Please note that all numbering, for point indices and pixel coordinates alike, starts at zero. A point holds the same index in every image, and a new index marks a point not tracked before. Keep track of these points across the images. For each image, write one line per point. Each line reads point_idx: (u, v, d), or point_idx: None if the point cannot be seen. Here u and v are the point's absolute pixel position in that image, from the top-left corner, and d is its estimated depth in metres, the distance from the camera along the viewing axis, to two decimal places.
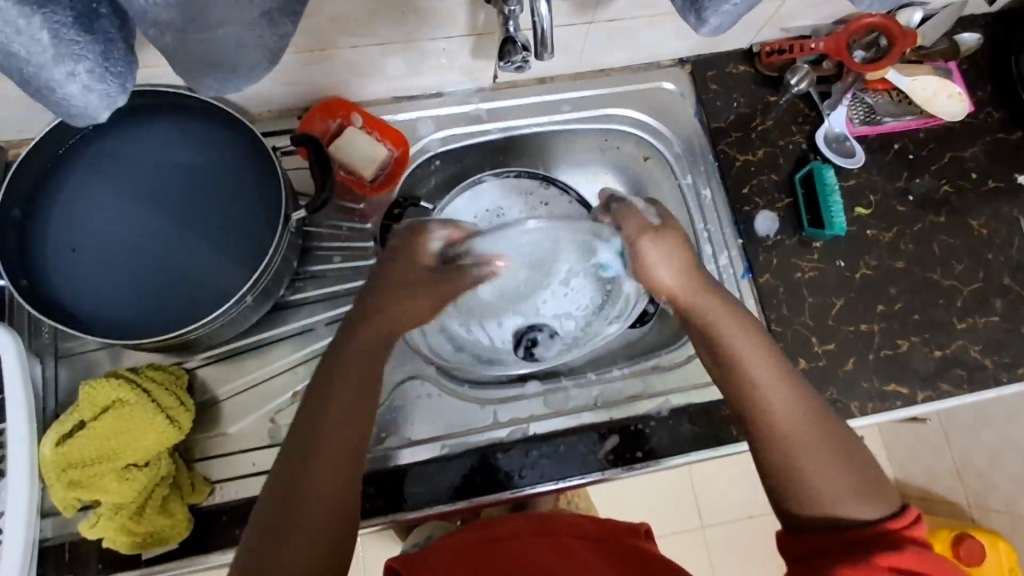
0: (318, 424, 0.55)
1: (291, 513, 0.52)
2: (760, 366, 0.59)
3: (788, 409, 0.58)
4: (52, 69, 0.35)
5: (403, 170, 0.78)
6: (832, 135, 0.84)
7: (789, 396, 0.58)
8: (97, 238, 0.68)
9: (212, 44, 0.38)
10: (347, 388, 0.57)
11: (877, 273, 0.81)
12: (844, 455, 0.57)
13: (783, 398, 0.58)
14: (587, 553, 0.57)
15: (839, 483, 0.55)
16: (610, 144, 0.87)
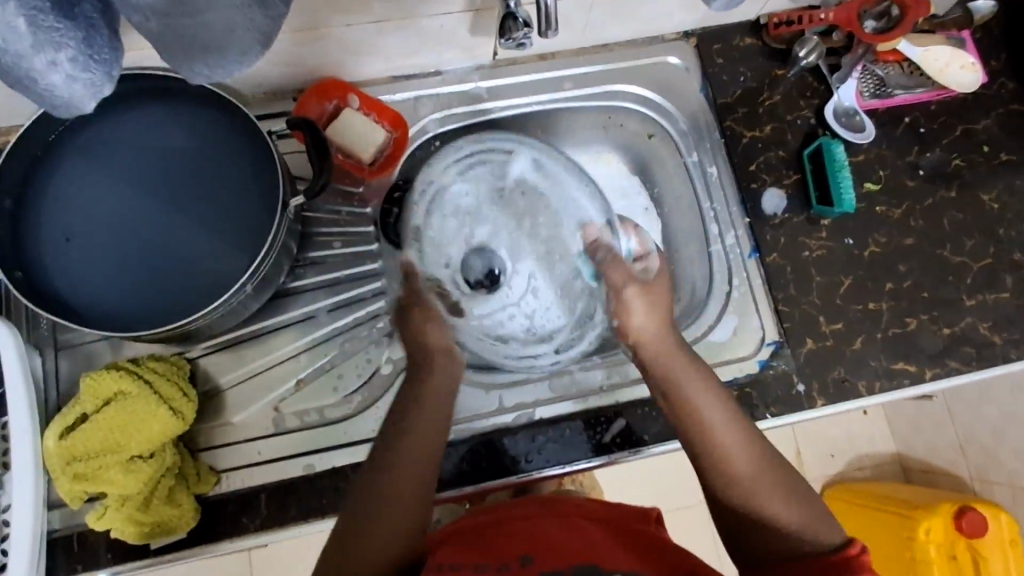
0: (396, 453, 0.60)
1: (381, 495, 0.58)
2: (718, 418, 0.62)
3: (747, 461, 0.60)
4: (33, 59, 0.33)
5: (401, 153, 0.76)
6: (841, 109, 0.82)
7: (744, 442, 0.61)
8: (91, 226, 0.67)
9: (200, 28, 0.36)
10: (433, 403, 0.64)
11: (886, 251, 0.80)
12: (790, 494, 0.59)
13: (735, 441, 0.61)
14: (595, 532, 0.57)
15: (786, 519, 0.57)
16: (614, 121, 0.86)
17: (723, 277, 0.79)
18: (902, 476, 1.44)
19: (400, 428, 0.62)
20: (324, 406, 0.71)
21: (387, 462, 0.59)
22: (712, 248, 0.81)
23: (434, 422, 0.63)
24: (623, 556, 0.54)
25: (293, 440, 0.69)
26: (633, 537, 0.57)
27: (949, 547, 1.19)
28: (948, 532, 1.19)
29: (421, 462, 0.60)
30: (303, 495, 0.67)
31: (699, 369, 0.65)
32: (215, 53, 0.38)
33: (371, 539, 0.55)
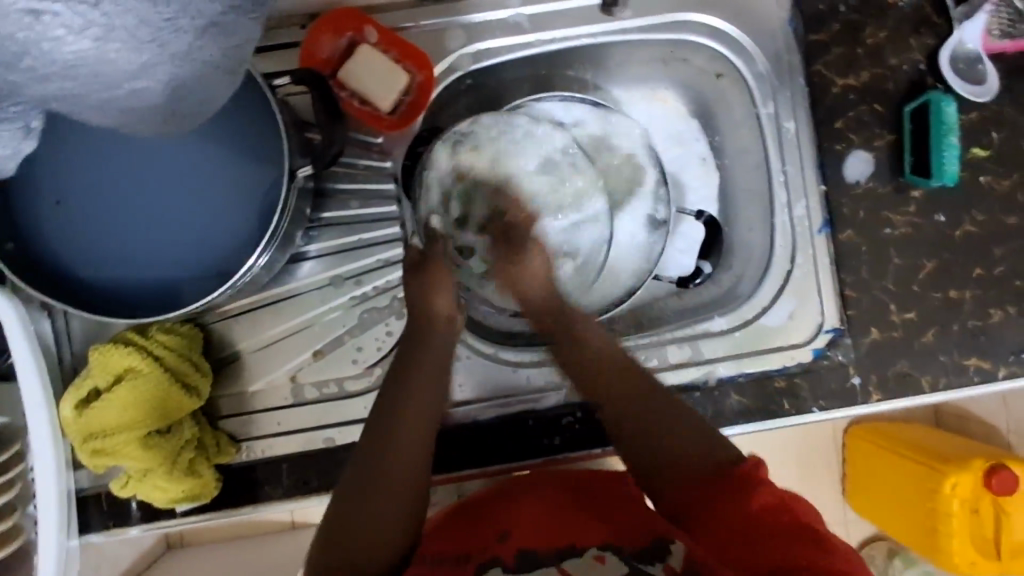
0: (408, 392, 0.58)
1: (389, 452, 0.54)
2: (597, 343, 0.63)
3: (626, 382, 0.60)
4: None
5: (428, 98, 0.65)
6: (960, 53, 0.67)
7: (610, 359, 0.62)
8: (82, 185, 0.60)
9: (128, 97, 0.35)
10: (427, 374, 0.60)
11: (983, 229, 0.68)
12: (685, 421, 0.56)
13: (610, 368, 0.61)
14: (570, 506, 0.59)
15: (661, 443, 0.55)
16: (677, 56, 0.73)
17: (785, 252, 0.70)
18: (931, 420, 1.09)
19: (403, 373, 0.59)
20: (344, 377, 0.68)
21: (398, 414, 0.56)
22: (777, 218, 0.71)
23: (437, 386, 0.60)
24: (595, 531, 0.55)
25: (314, 411, 0.67)
26: (615, 506, 0.59)
27: (973, 502, 0.97)
28: (974, 491, 0.97)
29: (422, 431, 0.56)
30: (324, 467, 0.66)
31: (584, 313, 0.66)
32: (189, 109, 0.39)
33: (387, 505, 0.52)
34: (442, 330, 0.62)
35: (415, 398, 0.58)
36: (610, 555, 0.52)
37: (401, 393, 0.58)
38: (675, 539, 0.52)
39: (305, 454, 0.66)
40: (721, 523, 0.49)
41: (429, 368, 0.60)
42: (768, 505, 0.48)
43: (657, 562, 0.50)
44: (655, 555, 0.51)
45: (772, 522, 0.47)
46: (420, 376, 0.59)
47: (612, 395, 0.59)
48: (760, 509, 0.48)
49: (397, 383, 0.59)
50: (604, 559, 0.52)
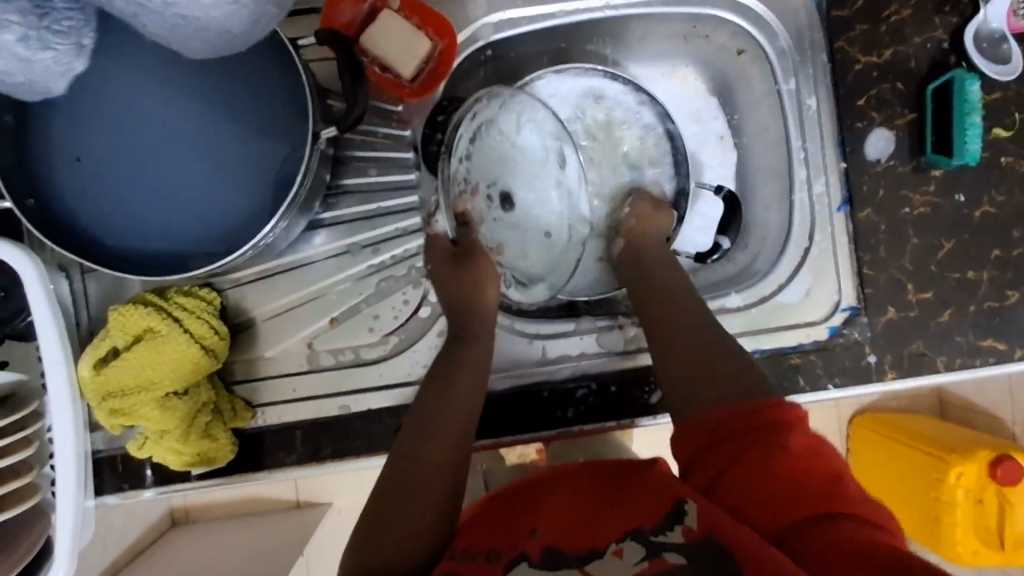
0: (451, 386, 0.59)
1: (430, 438, 0.55)
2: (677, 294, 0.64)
3: (687, 318, 0.61)
4: (36, 52, 0.39)
5: (449, 67, 0.66)
6: (983, 33, 0.67)
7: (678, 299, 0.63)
8: (102, 144, 0.60)
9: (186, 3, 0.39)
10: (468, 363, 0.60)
11: (1002, 210, 0.68)
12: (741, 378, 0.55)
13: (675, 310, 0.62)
14: (590, 493, 0.54)
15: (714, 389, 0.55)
16: (698, 31, 0.73)
17: (803, 230, 0.70)
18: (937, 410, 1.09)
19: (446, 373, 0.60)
20: (360, 346, 0.68)
21: (438, 403, 0.57)
22: (796, 195, 0.71)
23: (478, 377, 0.60)
24: (613, 516, 0.50)
25: (328, 378, 0.67)
26: (632, 486, 0.53)
27: (977, 492, 0.97)
28: (978, 482, 0.96)
29: (463, 414, 0.57)
30: (338, 435, 0.66)
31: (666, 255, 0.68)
32: (228, 34, 0.44)
33: (427, 492, 0.52)
34: (478, 320, 0.64)
35: (455, 388, 0.58)
36: (628, 544, 0.47)
37: (449, 372, 0.60)
38: (689, 500, 0.48)
39: (320, 420, 0.66)
40: (749, 470, 0.48)
41: (472, 359, 0.61)
42: (784, 451, 0.47)
43: (676, 527, 0.46)
44: (672, 525, 0.47)
45: (789, 465, 0.46)
46: (462, 372, 0.60)
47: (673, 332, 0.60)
48: (782, 455, 0.47)
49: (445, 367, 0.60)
50: (622, 553, 0.47)
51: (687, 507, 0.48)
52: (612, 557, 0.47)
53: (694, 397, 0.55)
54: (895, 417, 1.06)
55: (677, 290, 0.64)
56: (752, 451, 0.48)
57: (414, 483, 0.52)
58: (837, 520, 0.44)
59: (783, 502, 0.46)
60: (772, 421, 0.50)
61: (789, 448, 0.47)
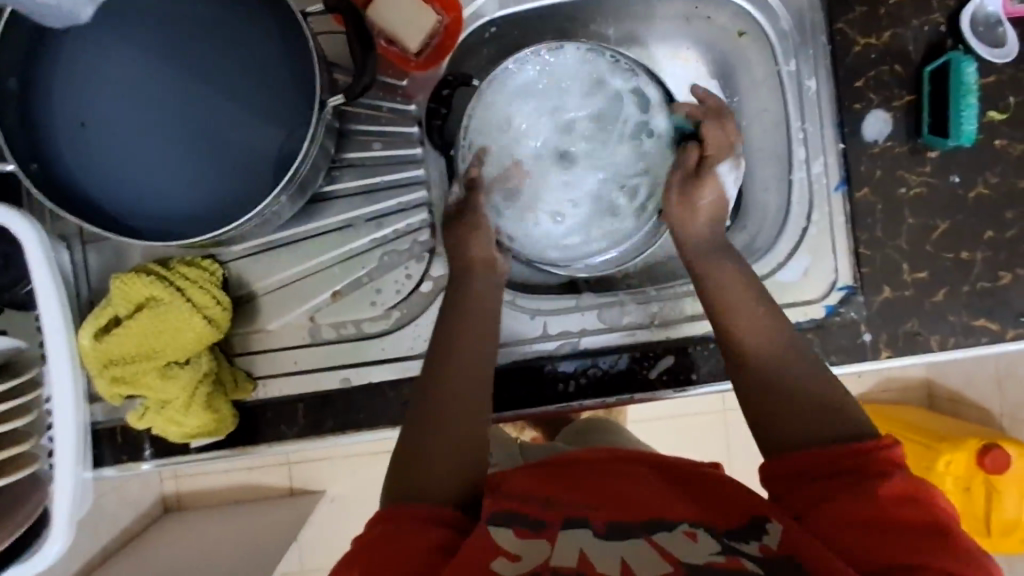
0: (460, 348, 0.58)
1: (441, 393, 0.56)
2: (748, 301, 0.60)
3: (767, 330, 0.58)
4: None
5: (455, 41, 0.67)
6: (979, 17, 0.68)
7: (762, 315, 0.59)
8: (108, 109, 0.60)
9: None
10: (472, 330, 0.60)
11: (996, 192, 0.69)
12: (823, 385, 0.54)
13: (756, 316, 0.59)
14: (653, 481, 0.52)
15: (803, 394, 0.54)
16: (700, 12, 0.74)
17: (802, 209, 0.71)
18: (927, 399, 1.10)
19: (451, 334, 0.59)
20: (362, 320, 0.68)
21: (453, 366, 0.57)
22: (795, 174, 0.72)
23: (488, 340, 0.60)
24: (684, 505, 0.49)
25: (331, 350, 0.67)
26: (710, 485, 0.52)
27: (965, 480, 0.99)
28: (966, 471, 0.98)
29: (473, 379, 0.57)
30: (339, 408, 0.66)
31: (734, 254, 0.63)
32: None
33: (443, 453, 0.52)
34: (480, 274, 0.63)
35: (463, 352, 0.58)
36: (702, 532, 0.46)
37: (450, 334, 0.59)
38: (769, 518, 0.47)
39: (321, 393, 0.66)
40: (842, 504, 0.46)
41: (475, 324, 0.60)
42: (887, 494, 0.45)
43: (752, 542, 0.45)
44: (749, 537, 0.45)
45: (888, 511, 0.45)
46: (468, 330, 0.60)
47: (752, 344, 0.58)
48: (884, 499, 0.45)
49: (450, 325, 0.60)
50: (696, 537, 0.46)
51: (768, 525, 0.46)
52: (685, 538, 0.46)
53: (790, 402, 0.54)
54: (888, 408, 1.07)
55: (748, 299, 0.60)
56: (847, 489, 0.47)
57: (435, 446, 0.53)
58: (925, 573, 0.42)
59: (873, 544, 0.44)
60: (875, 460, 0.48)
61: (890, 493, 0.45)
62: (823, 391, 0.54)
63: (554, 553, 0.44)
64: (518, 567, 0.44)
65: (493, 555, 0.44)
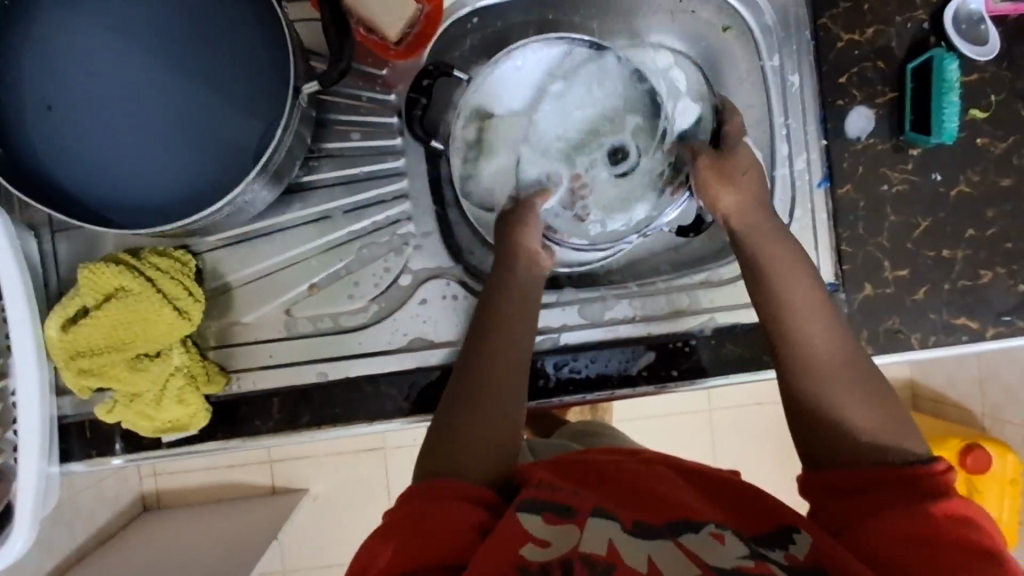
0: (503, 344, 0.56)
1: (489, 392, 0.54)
2: (807, 296, 0.57)
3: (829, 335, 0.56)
4: None
5: (435, 30, 0.66)
6: (962, 14, 0.68)
7: (826, 323, 0.56)
8: (77, 93, 0.58)
9: None
10: (519, 330, 0.58)
11: (977, 190, 0.69)
12: (871, 407, 0.52)
13: (818, 320, 0.56)
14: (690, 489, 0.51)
15: (862, 418, 0.52)
16: (684, 6, 0.72)
17: (785, 206, 0.70)
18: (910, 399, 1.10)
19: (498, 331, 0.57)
20: (340, 313, 0.67)
21: (498, 364, 0.55)
22: (778, 171, 0.70)
23: (528, 340, 0.58)
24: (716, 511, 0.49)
25: (308, 344, 0.66)
26: (740, 490, 0.52)
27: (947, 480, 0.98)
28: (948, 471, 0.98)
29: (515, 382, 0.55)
30: (316, 403, 0.65)
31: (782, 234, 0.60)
32: None
33: (475, 452, 0.51)
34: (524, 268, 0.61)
35: (508, 351, 0.56)
36: (730, 536, 0.46)
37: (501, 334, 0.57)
38: (799, 528, 0.47)
39: (297, 387, 0.65)
40: (887, 522, 0.46)
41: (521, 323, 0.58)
42: (925, 506, 0.46)
43: (778, 549, 0.45)
44: (776, 545, 0.46)
45: (927, 521, 0.45)
46: (514, 330, 0.57)
47: (814, 352, 0.55)
48: (935, 519, 0.45)
49: (493, 321, 0.58)
50: (723, 539, 0.45)
51: (797, 535, 0.46)
52: (712, 540, 0.45)
53: (854, 425, 0.52)
54: None
55: (805, 294, 0.57)
56: (895, 507, 0.46)
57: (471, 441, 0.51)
58: None
59: (911, 558, 0.44)
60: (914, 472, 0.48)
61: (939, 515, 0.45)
62: (880, 417, 0.52)
63: (584, 538, 0.44)
64: (547, 553, 0.42)
65: (522, 541, 0.43)
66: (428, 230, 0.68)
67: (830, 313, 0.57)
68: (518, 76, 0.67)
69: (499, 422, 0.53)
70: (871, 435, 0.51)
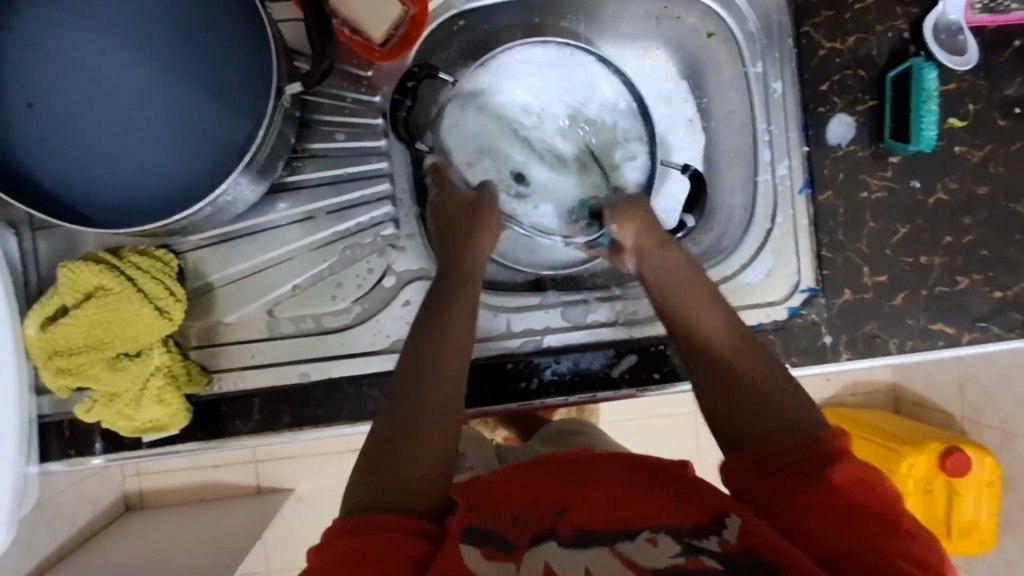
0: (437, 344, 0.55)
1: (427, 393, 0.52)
2: (705, 304, 0.60)
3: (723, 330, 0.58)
4: None
5: (421, 33, 0.66)
6: (942, 24, 0.69)
7: (723, 324, 0.59)
8: (57, 90, 0.58)
9: None
10: (451, 328, 0.56)
11: (954, 198, 0.70)
12: (772, 373, 0.55)
13: (711, 317, 0.59)
14: (626, 489, 0.50)
15: (755, 394, 0.54)
16: (669, 13, 0.74)
17: (767, 212, 0.71)
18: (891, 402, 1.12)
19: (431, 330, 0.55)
20: (322, 313, 0.67)
21: (434, 362, 0.54)
22: (760, 176, 0.72)
23: (465, 335, 0.56)
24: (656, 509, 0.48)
25: (291, 345, 0.65)
26: (691, 490, 0.50)
27: (927, 482, 0.99)
28: (928, 473, 0.98)
29: (452, 378, 0.53)
30: (298, 403, 0.65)
31: (676, 253, 0.63)
32: None
33: (415, 457, 0.48)
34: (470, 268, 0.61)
35: (448, 347, 0.55)
36: (663, 537, 0.45)
37: (436, 329, 0.56)
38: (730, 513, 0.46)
39: (279, 388, 0.65)
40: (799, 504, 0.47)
41: (456, 322, 0.56)
42: (842, 484, 0.46)
43: (713, 537, 0.45)
44: (709, 533, 0.45)
45: (846, 501, 0.45)
46: (450, 326, 0.56)
47: (708, 340, 0.58)
48: (845, 490, 0.46)
49: (431, 325, 0.56)
50: (657, 543, 0.45)
51: (728, 521, 0.46)
52: (645, 545, 0.44)
53: (747, 402, 0.54)
54: (850, 411, 1.10)
55: (700, 298, 0.60)
56: (804, 485, 0.47)
57: (410, 445, 0.49)
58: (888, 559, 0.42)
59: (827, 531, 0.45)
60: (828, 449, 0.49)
61: (844, 484, 0.46)
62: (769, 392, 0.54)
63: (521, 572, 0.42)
64: None
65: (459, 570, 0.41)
66: (412, 232, 0.68)
67: (727, 316, 0.59)
68: (509, 73, 0.71)
69: (444, 422, 0.51)
70: (779, 399, 0.53)
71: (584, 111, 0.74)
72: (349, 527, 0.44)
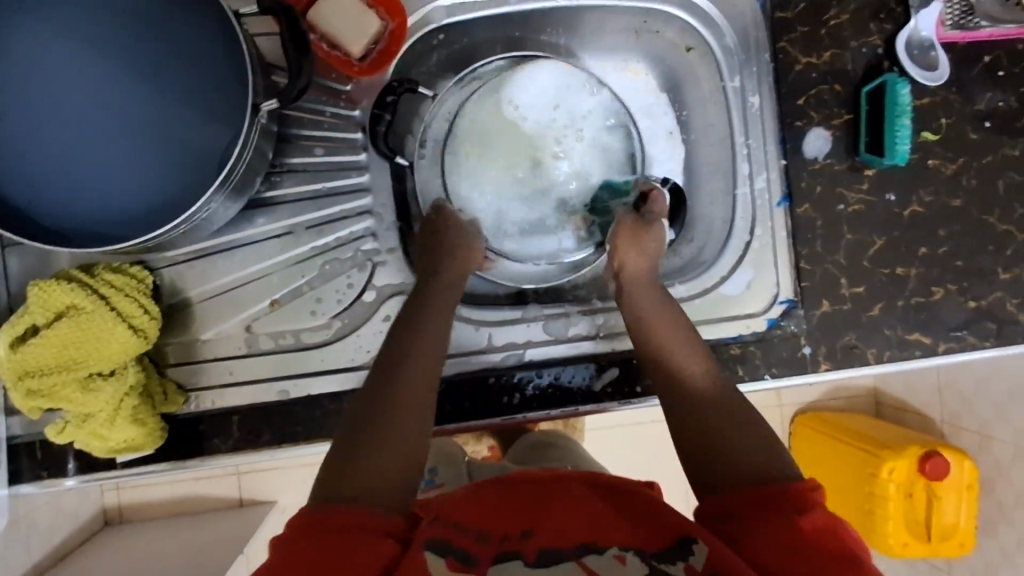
0: (401, 364, 0.55)
1: (393, 411, 0.51)
2: (675, 336, 0.62)
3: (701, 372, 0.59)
4: None
5: (400, 47, 0.66)
6: (914, 40, 0.70)
7: (702, 366, 0.60)
8: (25, 107, 0.57)
9: None
10: (421, 356, 0.56)
11: (929, 211, 0.71)
12: (742, 415, 0.56)
13: (683, 351, 0.61)
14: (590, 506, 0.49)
15: (727, 433, 0.54)
16: (649, 27, 0.74)
17: (746, 226, 0.72)
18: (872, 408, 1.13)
19: (399, 355, 0.56)
20: (302, 329, 0.66)
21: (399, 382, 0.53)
22: (739, 189, 0.73)
23: (433, 351, 0.57)
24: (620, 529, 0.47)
25: (270, 362, 0.65)
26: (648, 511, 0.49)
27: (908, 485, 0.99)
28: (908, 476, 0.98)
29: (418, 397, 0.53)
30: (277, 421, 0.64)
31: (656, 289, 0.65)
32: None
33: (373, 473, 0.47)
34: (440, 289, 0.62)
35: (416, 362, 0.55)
36: (632, 556, 0.45)
37: (406, 351, 0.56)
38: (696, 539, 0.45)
39: (257, 405, 0.64)
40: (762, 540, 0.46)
41: (425, 346, 0.57)
42: (810, 532, 0.45)
43: (678, 563, 0.44)
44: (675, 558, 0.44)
45: (807, 542, 0.44)
46: (419, 347, 0.57)
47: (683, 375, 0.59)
48: (806, 532, 0.45)
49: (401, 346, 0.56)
50: (626, 560, 0.45)
51: (695, 545, 0.44)
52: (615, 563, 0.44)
53: (721, 436, 0.54)
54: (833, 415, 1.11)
55: (674, 332, 0.62)
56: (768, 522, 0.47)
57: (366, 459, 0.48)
58: None
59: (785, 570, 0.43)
60: (800, 497, 0.47)
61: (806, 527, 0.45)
62: (744, 432, 0.54)
63: None
64: None
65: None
66: (392, 246, 0.68)
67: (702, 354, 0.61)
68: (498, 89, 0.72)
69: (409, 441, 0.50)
70: (756, 442, 0.53)
71: (571, 127, 0.74)
72: (310, 520, 0.43)
